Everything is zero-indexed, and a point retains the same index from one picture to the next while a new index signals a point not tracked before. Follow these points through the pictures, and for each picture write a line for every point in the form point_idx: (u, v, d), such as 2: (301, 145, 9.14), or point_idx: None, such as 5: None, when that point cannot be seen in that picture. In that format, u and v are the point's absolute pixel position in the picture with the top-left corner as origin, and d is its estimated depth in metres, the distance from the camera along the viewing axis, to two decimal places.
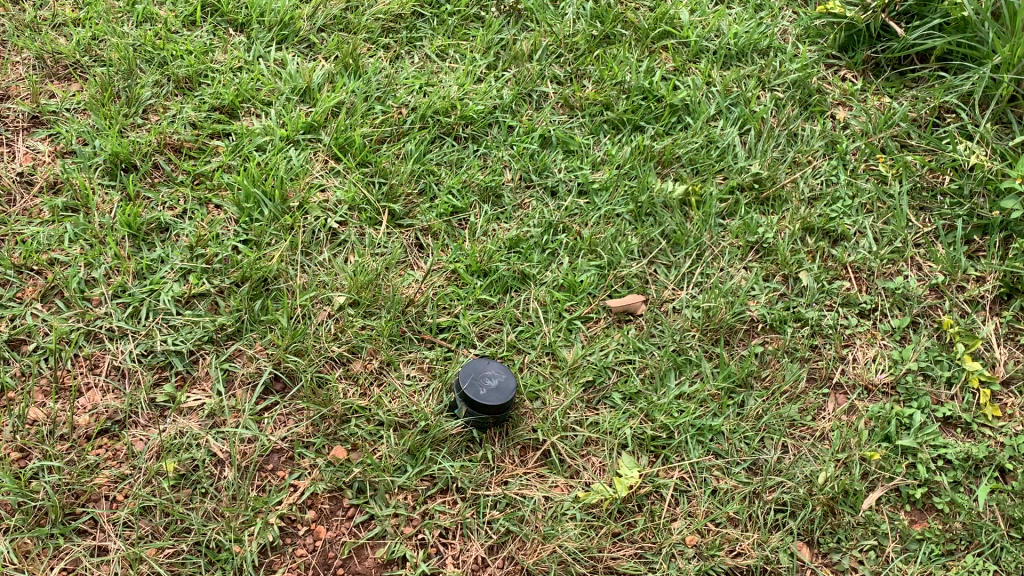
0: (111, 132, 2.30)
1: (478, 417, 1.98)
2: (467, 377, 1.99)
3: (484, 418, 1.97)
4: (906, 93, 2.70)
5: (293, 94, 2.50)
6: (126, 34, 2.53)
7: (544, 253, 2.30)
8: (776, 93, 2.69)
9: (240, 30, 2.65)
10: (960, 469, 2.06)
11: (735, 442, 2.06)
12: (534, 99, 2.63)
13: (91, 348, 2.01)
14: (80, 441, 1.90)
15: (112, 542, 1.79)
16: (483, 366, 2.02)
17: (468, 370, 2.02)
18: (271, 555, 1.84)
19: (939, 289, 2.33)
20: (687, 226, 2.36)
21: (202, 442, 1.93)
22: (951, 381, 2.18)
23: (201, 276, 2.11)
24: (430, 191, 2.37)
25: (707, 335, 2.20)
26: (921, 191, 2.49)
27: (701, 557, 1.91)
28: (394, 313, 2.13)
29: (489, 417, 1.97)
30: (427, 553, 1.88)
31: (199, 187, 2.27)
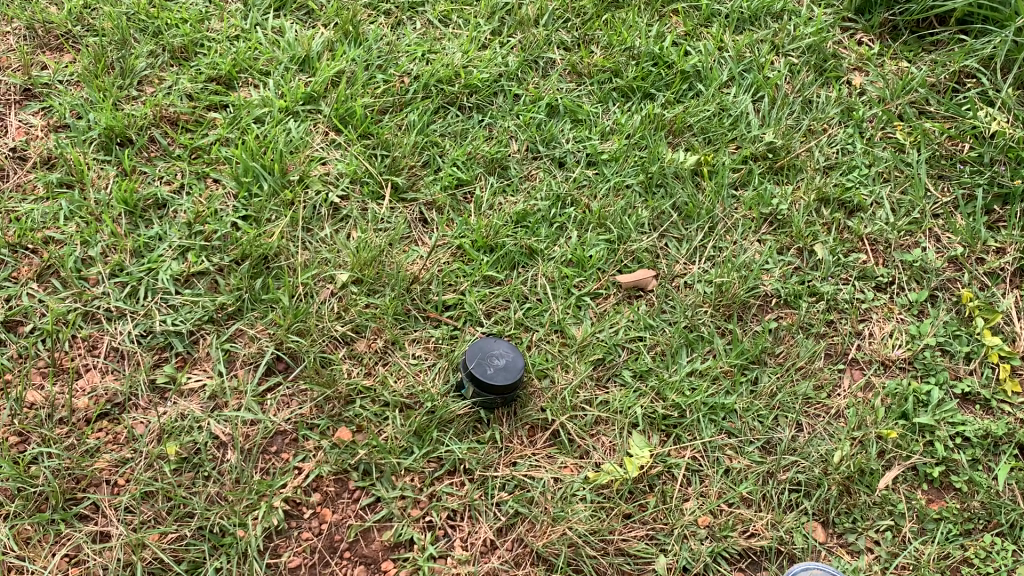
0: (105, 104, 2.23)
1: (485, 397, 1.93)
2: (474, 357, 1.95)
3: (492, 399, 1.93)
4: (924, 57, 2.61)
5: (293, 63, 2.43)
6: (119, 2, 2.45)
7: (552, 227, 2.24)
8: (790, 58, 2.60)
9: None
10: (979, 447, 2.01)
11: (749, 421, 2.01)
12: (540, 66, 2.55)
13: (89, 329, 1.97)
14: (80, 425, 1.86)
15: (114, 527, 1.76)
16: (491, 345, 1.97)
17: (476, 349, 1.97)
18: (276, 539, 1.81)
19: (958, 261, 2.26)
20: (699, 198, 2.30)
21: (203, 424, 1.89)
22: (970, 356, 2.12)
23: (200, 254, 2.06)
24: (434, 163, 2.30)
25: (719, 310, 2.15)
26: (940, 159, 2.42)
27: (713, 538, 1.88)
28: (399, 291, 2.07)
29: (497, 398, 1.93)
30: (435, 536, 1.85)
31: (196, 161, 2.21)
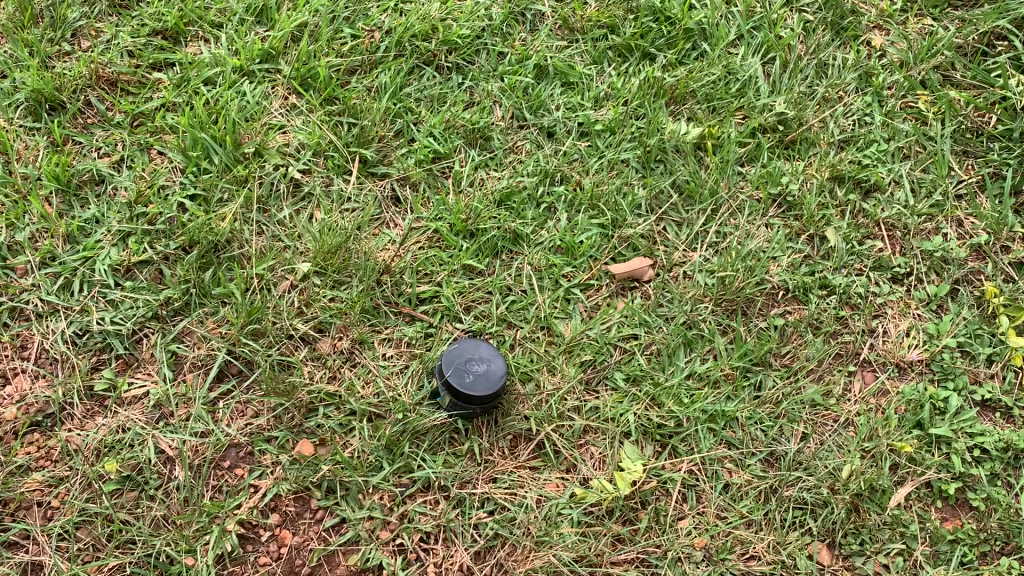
0: (32, 62, 1.96)
1: (462, 409, 1.75)
2: (450, 363, 1.75)
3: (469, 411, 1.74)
4: (951, 14, 2.36)
5: (249, 14, 2.15)
6: None
7: (539, 209, 2.03)
8: (805, 13, 2.35)
9: None
10: (999, 461, 1.84)
11: (750, 430, 1.83)
12: (528, 19, 2.28)
13: (17, 327, 1.75)
14: (7, 439, 1.66)
15: (47, 557, 1.58)
16: (469, 350, 1.77)
17: (452, 354, 1.77)
18: (230, 566, 1.64)
19: (982, 250, 2.06)
20: (701, 175, 2.08)
21: (147, 438, 1.69)
22: (992, 358, 1.94)
23: (143, 241, 1.83)
24: (408, 133, 2.06)
25: (721, 305, 1.95)
26: (965, 133, 2.20)
27: (710, 561, 1.72)
28: (367, 283, 1.86)
29: (475, 410, 1.74)
30: (406, 561, 1.68)
31: (138, 130, 1.96)
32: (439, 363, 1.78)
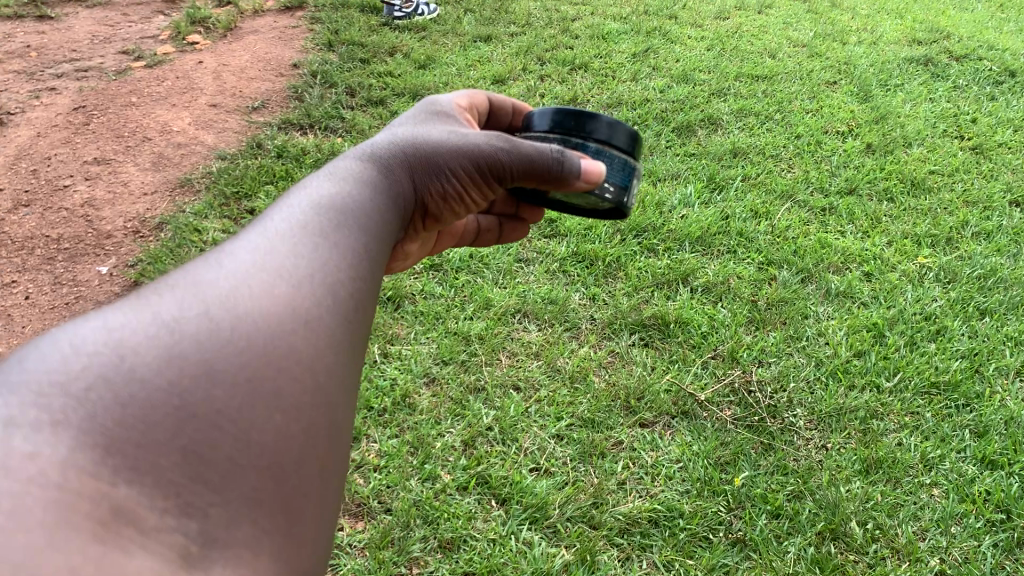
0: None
1: (565, 185, 2.31)
2: (518, 206, 3.10)
3: (570, 180, 2.27)
4: None
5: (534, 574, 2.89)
6: (411, 489, 3.19)
7: None
8: None
9: (501, 502, 3.18)
10: None
11: None
12: None
13: None
14: None
15: None
16: (485, 92, 2.87)
17: (558, 198, 2.60)
18: None
19: None
20: None
21: None
22: None
23: None
24: None
25: None
26: None
27: None
28: (495, 111, 2.92)
29: (570, 171, 2.25)
30: None
31: None
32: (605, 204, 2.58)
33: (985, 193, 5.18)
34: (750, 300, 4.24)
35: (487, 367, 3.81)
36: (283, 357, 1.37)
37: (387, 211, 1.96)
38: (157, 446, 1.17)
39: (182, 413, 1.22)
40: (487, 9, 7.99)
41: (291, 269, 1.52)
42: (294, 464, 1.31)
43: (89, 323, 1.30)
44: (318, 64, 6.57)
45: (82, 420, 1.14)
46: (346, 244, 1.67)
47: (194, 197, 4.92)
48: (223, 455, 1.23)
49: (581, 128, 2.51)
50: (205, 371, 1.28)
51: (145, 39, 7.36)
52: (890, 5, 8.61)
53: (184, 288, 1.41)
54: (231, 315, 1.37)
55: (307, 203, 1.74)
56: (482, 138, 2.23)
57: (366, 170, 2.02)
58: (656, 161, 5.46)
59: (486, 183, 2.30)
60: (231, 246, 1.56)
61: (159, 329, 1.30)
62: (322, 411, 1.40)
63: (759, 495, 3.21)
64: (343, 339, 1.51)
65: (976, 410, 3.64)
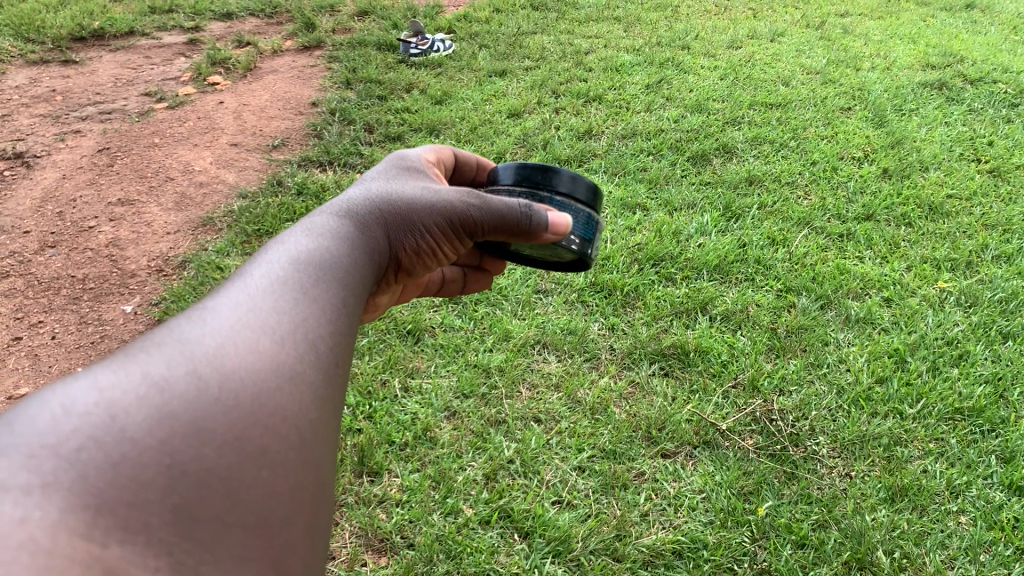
0: None
1: (535, 238, 2.39)
2: (482, 258, 3.19)
3: (537, 235, 2.36)
4: None
5: None
6: (434, 523, 3.19)
7: None
8: None
9: (524, 535, 3.18)
10: None
11: None
12: None
13: None
14: None
15: None
16: (452, 147, 2.96)
17: (524, 248, 2.67)
18: None
19: None
20: None
21: None
22: None
23: None
24: None
25: None
26: None
27: None
28: (460, 165, 3.00)
29: (538, 226, 2.33)
30: None
31: None
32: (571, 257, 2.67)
33: (1003, 216, 5.16)
34: (770, 328, 4.24)
35: (507, 400, 3.82)
36: (268, 415, 1.41)
37: (365, 266, 2.03)
38: (150, 505, 1.16)
39: (173, 472, 1.21)
40: (501, 44, 8.11)
41: (273, 327, 1.57)
42: (282, 521, 1.33)
43: (77, 382, 1.28)
44: (336, 101, 6.68)
45: (74, 482, 1.12)
46: (325, 300, 1.74)
47: (216, 235, 4.99)
48: (214, 514, 1.22)
49: (546, 181, 2.59)
50: (195, 428, 1.29)
51: (167, 80, 7.51)
52: (902, 30, 8.65)
53: (170, 346, 1.43)
54: (218, 372, 1.40)
55: (287, 259, 1.81)
56: (453, 195, 2.33)
57: (344, 224, 2.09)
58: (672, 190, 5.49)
59: (457, 238, 2.39)
60: (213, 303, 1.60)
61: (148, 388, 1.31)
62: (308, 467, 1.43)
63: (783, 525, 3.19)
64: (325, 396, 1.55)
65: (1001, 435, 3.60)
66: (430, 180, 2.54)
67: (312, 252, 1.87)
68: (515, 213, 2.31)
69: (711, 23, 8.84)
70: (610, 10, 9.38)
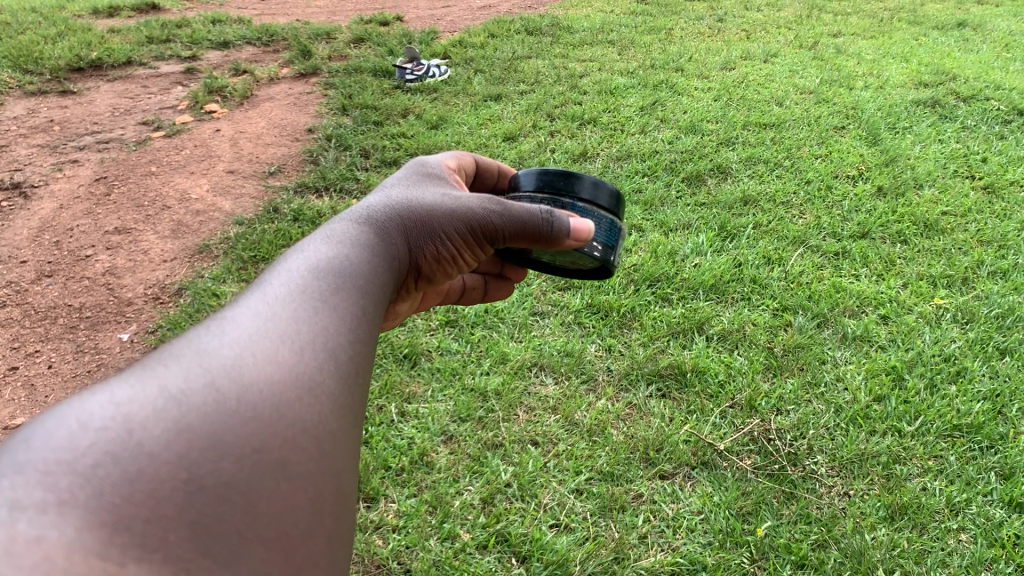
0: None
1: (556, 244, 2.41)
2: (502, 266, 3.22)
3: (560, 242, 2.39)
4: None
5: None
6: (431, 548, 3.18)
7: None
8: None
9: (521, 560, 3.15)
10: None
11: None
12: None
13: None
14: None
15: None
16: (473, 154, 2.98)
17: (545, 254, 2.69)
18: None
19: None
20: None
21: None
22: None
23: None
24: None
25: None
26: None
27: None
28: (480, 172, 3.01)
29: (560, 231, 2.36)
30: None
31: None
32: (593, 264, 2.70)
33: (999, 232, 5.16)
34: (766, 347, 4.23)
35: (504, 423, 3.81)
36: (287, 426, 1.40)
37: (384, 274, 2.04)
38: (167, 521, 1.14)
39: (191, 486, 1.20)
40: (496, 69, 8.16)
41: (291, 337, 1.57)
42: (301, 534, 1.32)
43: (94, 395, 1.27)
44: (332, 128, 6.71)
45: (90, 498, 1.09)
46: (343, 309, 1.74)
47: (213, 262, 5.00)
48: (232, 529, 1.21)
49: (567, 188, 2.60)
50: (213, 442, 1.28)
51: (164, 109, 7.56)
52: (895, 49, 8.70)
53: (188, 358, 1.42)
54: (237, 384, 1.39)
55: (306, 268, 1.82)
56: (473, 202, 2.36)
57: (363, 231, 2.10)
58: (667, 211, 5.51)
59: (477, 245, 2.43)
60: (231, 315, 1.59)
61: (165, 402, 1.30)
62: (326, 479, 1.42)
63: (782, 545, 3.16)
64: (344, 406, 1.55)
65: (1001, 452, 3.58)
66: (452, 185, 2.56)
67: (329, 261, 1.87)
68: (536, 219, 2.34)
69: (705, 45, 8.90)
70: (604, 33, 9.44)
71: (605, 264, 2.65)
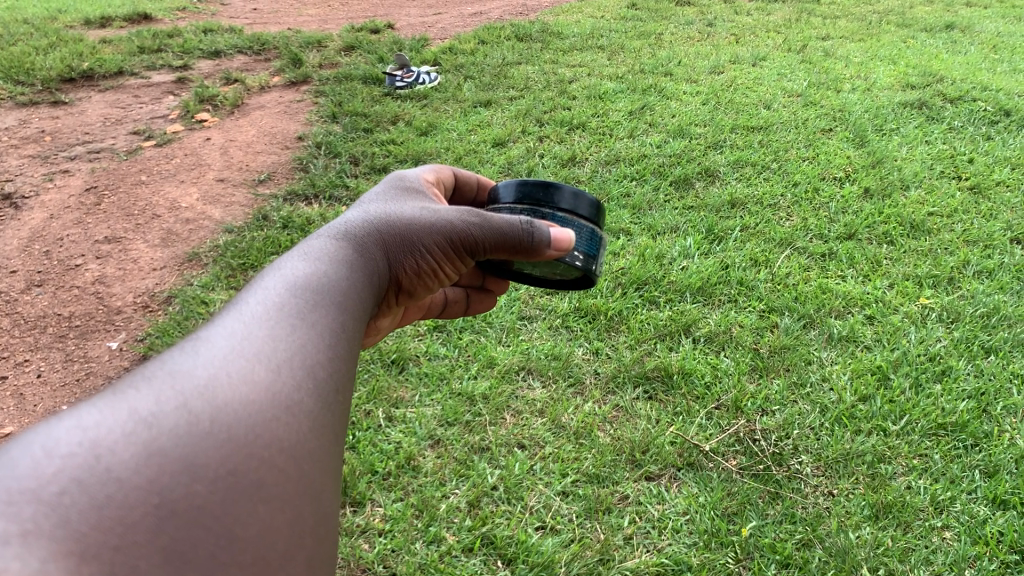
0: None
1: (536, 254, 2.43)
2: (484, 279, 3.23)
3: (540, 253, 2.41)
4: None
5: None
6: (416, 551, 3.19)
7: None
8: None
9: (507, 562, 3.17)
10: None
11: None
12: None
13: None
14: None
15: None
16: (451, 167, 3.00)
17: (527, 265, 2.70)
18: None
19: None
20: None
21: None
22: None
23: None
24: None
25: None
26: None
27: None
28: (459, 185, 3.03)
29: (540, 241, 2.38)
30: None
31: None
32: (576, 274, 2.72)
33: (985, 232, 5.19)
34: (752, 348, 4.25)
35: (491, 427, 3.82)
36: (263, 446, 1.39)
37: (364, 290, 2.04)
38: (138, 547, 1.13)
39: (163, 512, 1.19)
40: (486, 75, 8.20)
41: (267, 356, 1.56)
42: (280, 557, 1.31)
43: (60, 422, 1.25)
44: (321, 135, 6.74)
45: (55, 528, 1.08)
46: (320, 326, 1.73)
47: (202, 270, 5.01)
48: (206, 553, 1.20)
49: (546, 198, 2.62)
50: (185, 465, 1.27)
51: (155, 119, 7.58)
52: (883, 52, 8.75)
53: (159, 379, 1.41)
54: (210, 406, 1.38)
55: (283, 287, 1.81)
56: (452, 215, 2.37)
57: (343, 248, 2.09)
58: (655, 215, 5.53)
59: (458, 257, 2.44)
60: (206, 336, 1.58)
61: (135, 425, 1.28)
62: (305, 500, 1.41)
63: (767, 545, 3.18)
64: (321, 424, 1.54)
65: (985, 450, 3.60)
66: (430, 199, 2.57)
67: (307, 280, 1.86)
68: (516, 230, 2.36)
69: (694, 50, 8.95)
70: (594, 39, 9.49)
71: (588, 273, 2.67)
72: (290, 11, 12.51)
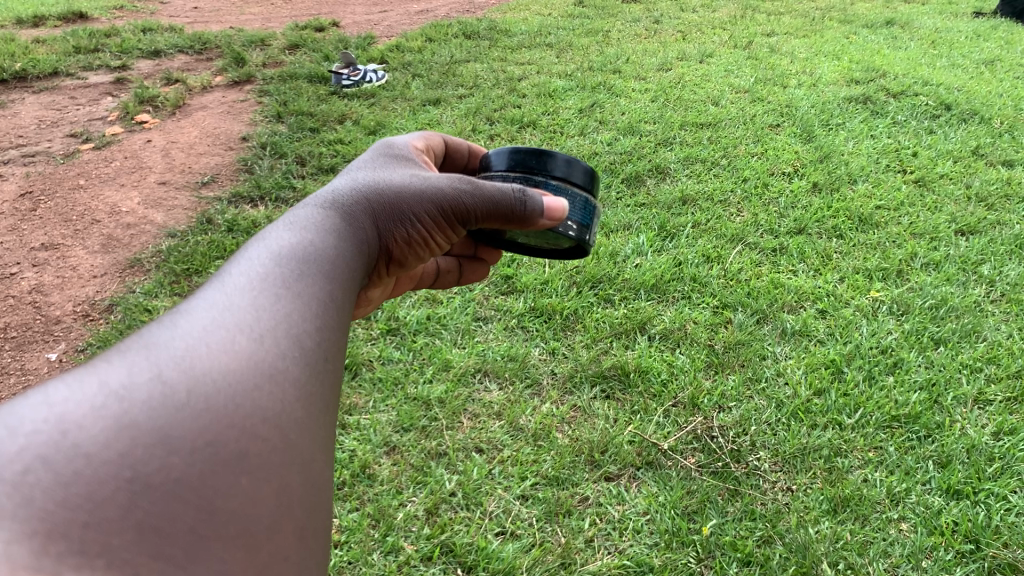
0: None
1: (529, 223, 2.36)
2: (477, 247, 3.15)
3: (534, 222, 2.35)
4: None
5: None
6: (373, 563, 3.12)
7: None
8: None
9: (467, 570, 3.11)
10: None
11: None
12: None
13: None
14: None
15: None
16: (442, 135, 2.94)
17: (519, 235, 2.64)
18: None
19: None
20: None
21: None
22: None
23: None
24: None
25: None
26: None
27: None
28: (450, 152, 2.97)
29: (533, 211, 2.31)
30: None
31: None
32: (569, 244, 2.67)
33: (930, 224, 5.26)
34: (707, 345, 4.25)
35: (448, 431, 3.76)
36: (246, 416, 1.29)
37: (354, 259, 1.93)
38: (109, 526, 1.04)
39: (136, 486, 1.10)
40: (434, 73, 8.12)
41: (251, 325, 1.46)
42: (266, 532, 1.23)
43: (25, 398, 1.16)
44: (267, 135, 6.59)
45: (18, 507, 0.99)
46: (308, 294, 1.62)
47: (144, 276, 4.85)
48: (186, 527, 1.12)
49: (540, 166, 2.55)
50: (161, 437, 1.17)
51: (92, 121, 7.35)
52: (826, 47, 8.87)
53: (135, 352, 1.31)
54: (189, 377, 1.28)
55: (267, 256, 1.69)
56: (443, 182, 2.29)
57: (330, 215, 1.99)
58: (608, 213, 5.52)
59: (450, 226, 2.35)
60: (187, 307, 1.48)
61: (105, 398, 1.19)
62: (292, 471, 1.32)
63: (728, 543, 3.16)
64: (310, 391, 1.44)
65: (938, 440, 3.63)
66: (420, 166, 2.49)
67: (292, 246, 1.76)
68: (509, 199, 2.29)
69: (641, 47, 8.97)
70: (542, 36, 9.46)
71: (582, 243, 2.62)
72: (232, 9, 12.27)
